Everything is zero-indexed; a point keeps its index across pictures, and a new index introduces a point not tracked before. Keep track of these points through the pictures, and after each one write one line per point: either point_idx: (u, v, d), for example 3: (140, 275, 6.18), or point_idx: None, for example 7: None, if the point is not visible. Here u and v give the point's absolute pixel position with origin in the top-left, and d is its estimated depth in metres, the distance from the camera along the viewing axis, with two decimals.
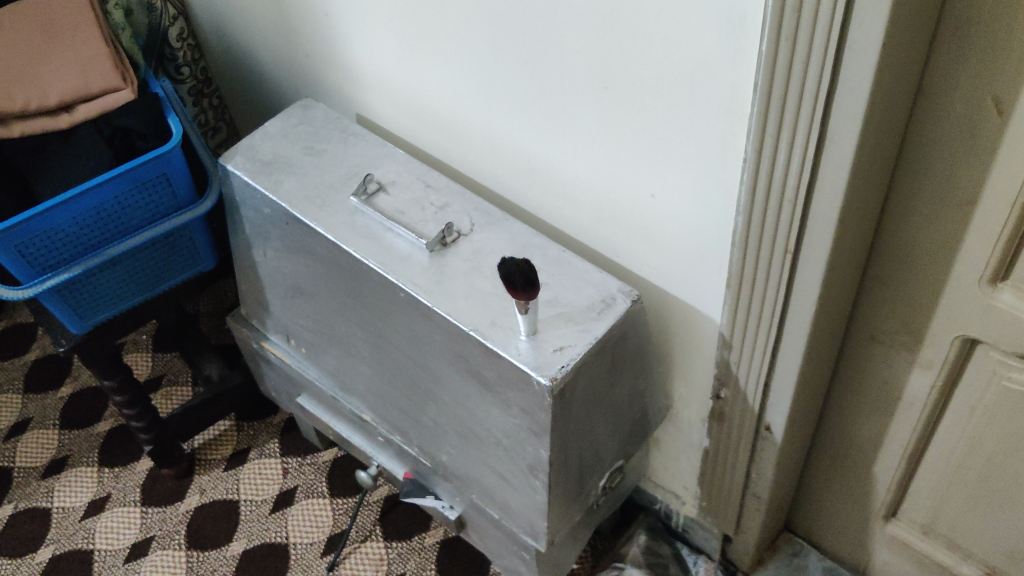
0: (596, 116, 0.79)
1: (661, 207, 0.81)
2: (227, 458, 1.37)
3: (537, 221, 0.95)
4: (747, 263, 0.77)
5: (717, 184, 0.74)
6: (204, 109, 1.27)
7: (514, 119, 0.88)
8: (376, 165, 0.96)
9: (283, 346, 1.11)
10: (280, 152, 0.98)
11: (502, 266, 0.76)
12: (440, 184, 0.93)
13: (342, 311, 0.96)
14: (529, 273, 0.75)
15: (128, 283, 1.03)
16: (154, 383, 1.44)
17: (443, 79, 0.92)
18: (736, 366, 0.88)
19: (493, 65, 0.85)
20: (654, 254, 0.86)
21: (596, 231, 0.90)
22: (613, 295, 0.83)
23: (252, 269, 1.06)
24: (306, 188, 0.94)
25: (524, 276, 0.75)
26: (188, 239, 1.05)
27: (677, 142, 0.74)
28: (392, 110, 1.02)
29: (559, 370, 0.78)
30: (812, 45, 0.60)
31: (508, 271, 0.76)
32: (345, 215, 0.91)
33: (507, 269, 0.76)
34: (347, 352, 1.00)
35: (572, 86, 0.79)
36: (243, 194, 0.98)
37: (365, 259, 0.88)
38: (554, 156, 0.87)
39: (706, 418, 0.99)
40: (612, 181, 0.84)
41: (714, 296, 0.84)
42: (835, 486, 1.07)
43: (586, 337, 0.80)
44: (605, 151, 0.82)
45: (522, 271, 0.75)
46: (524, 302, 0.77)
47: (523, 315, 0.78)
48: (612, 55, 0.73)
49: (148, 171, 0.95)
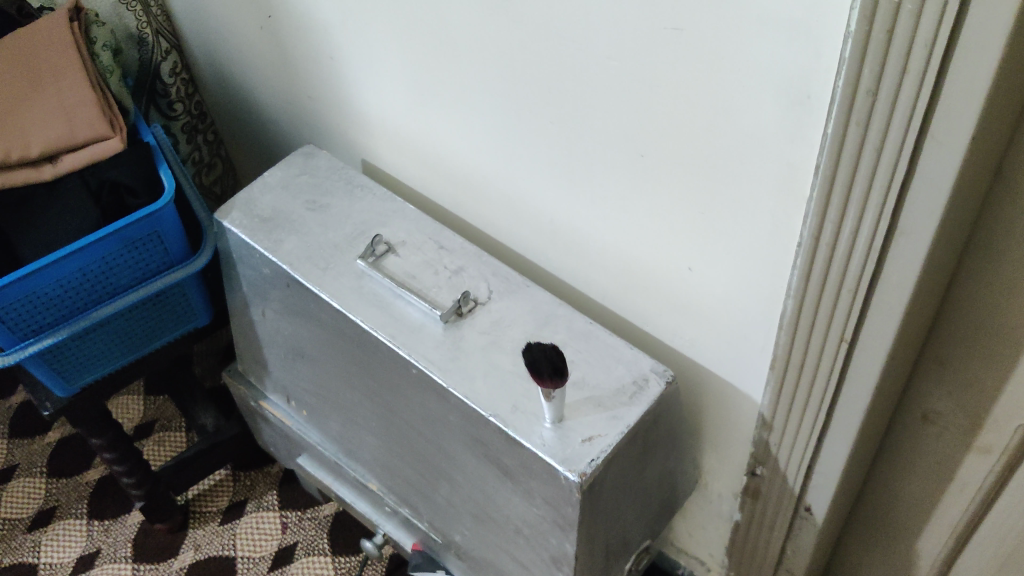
0: (628, 184, 0.72)
1: (700, 281, 0.74)
2: (223, 511, 1.29)
3: (557, 283, 0.88)
4: (796, 347, 0.70)
5: (764, 264, 0.67)
6: (199, 146, 1.19)
7: (534, 178, 0.81)
8: (385, 223, 0.89)
9: (283, 406, 1.05)
10: (281, 207, 0.91)
11: (530, 349, 0.70)
12: (455, 245, 0.86)
13: (348, 379, 0.89)
14: (559, 362, 0.68)
15: (116, 342, 0.96)
16: (146, 429, 1.37)
17: (457, 132, 0.85)
18: (776, 447, 0.81)
19: (513, 121, 0.78)
20: (687, 327, 0.79)
21: (624, 298, 0.83)
22: (645, 375, 0.76)
23: (250, 327, 0.99)
24: (308, 248, 0.87)
25: (551, 364, 0.68)
26: (181, 296, 0.98)
27: (721, 217, 0.67)
28: (400, 159, 0.95)
29: (587, 464, 0.71)
30: (888, 131, 0.53)
31: (536, 356, 0.69)
32: (351, 279, 0.84)
33: (534, 353, 0.69)
34: (352, 420, 0.94)
35: (602, 150, 0.72)
36: (241, 253, 0.91)
37: (374, 330, 0.81)
38: (579, 220, 0.80)
39: (738, 493, 0.92)
40: (643, 250, 0.77)
41: (755, 375, 0.77)
42: (872, 561, 1.01)
43: (618, 426, 0.73)
44: (637, 219, 0.74)
45: (550, 358, 0.68)
46: (550, 390, 0.69)
47: (549, 403, 0.71)
48: (649, 122, 0.66)
49: (138, 230, 0.88)
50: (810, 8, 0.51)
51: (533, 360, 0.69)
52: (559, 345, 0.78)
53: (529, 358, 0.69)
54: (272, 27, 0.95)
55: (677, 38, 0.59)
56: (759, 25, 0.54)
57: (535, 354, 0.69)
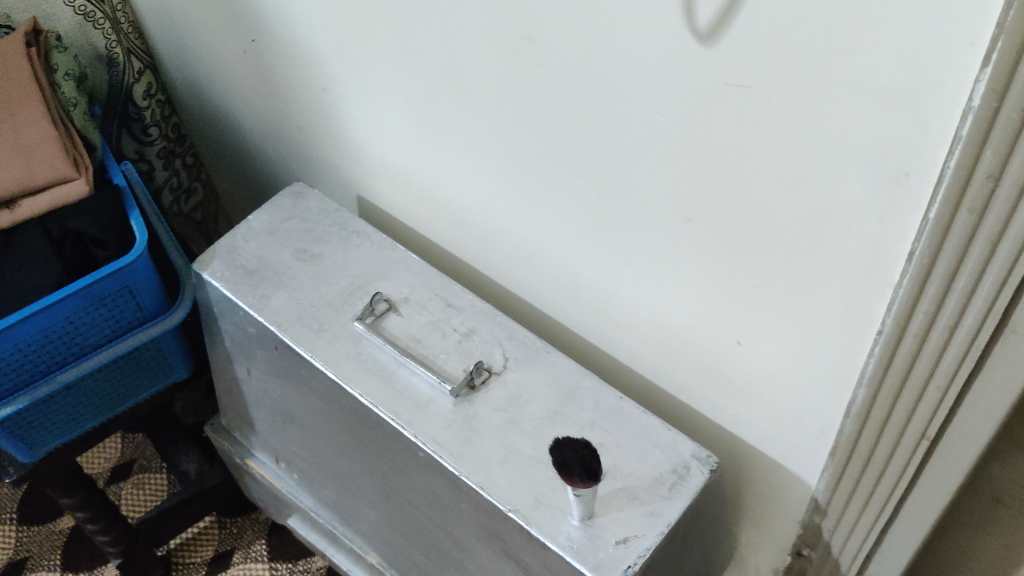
0: (668, 249, 0.63)
1: (749, 358, 0.65)
2: (207, 563, 1.20)
3: (580, 342, 0.79)
4: (864, 439, 0.61)
5: (831, 348, 0.58)
6: (177, 171, 1.09)
7: (557, 232, 0.71)
8: (384, 276, 0.79)
9: (271, 466, 0.95)
10: (268, 256, 0.81)
11: (561, 447, 0.61)
12: (463, 303, 0.77)
13: (343, 450, 0.80)
14: (595, 464, 0.59)
15: (85, 403, 0.86)
16: (124, 470, 1.28)
17: (466, 176, 0.75)
18: (829, 533, 0.72)
19: (531, 171, 0.68)
20: (731, 401, 0.70)
21: (657, 364, 0.73)
22: (686, 463, 0.67)
23: (234, 384, 0.89)
24: (298, 305, 0.77)
25: (585, 467, 0.58)
26: (156, 350, 0.88)
27: (781, 294, 0.58)
28: (402, 199, 0.85)
29: (623, 572, 0.62)
30: (1008, 220, 0.43)
31: (567, 455, 0.60)
32: (347, 343, 0.75)
33: (565, 451, 0.60)
34: (349, 491, 0.84)
35: (638, 211, 0.62)
36: (222, 308, 0.81)
37: (375, 406, 0.71)
38: (608, 280, 0.70)
39: (780, 569, 0.83)
40: (682, 319, 0.67)
41: (809, 459, 0.68)
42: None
43: (657, 525, 0.64)
44: (677, 287, 0.65)
45: (582, 457, 0.59)
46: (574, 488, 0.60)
47: (579, 503, 0.62)
48: (697, 187, 0.56)
49: (107, 287, 0.78)
50: (918, 75, 0.41)
51: (563, 458, 0.60)
52: (586, 424, 0.69)
53: (558, 456, 0.60)
54: (256, 52, 0.85)
55: (742, 97, 0.49)
56: (849, 90, 0.44)
57: (565, 453, 0.60)
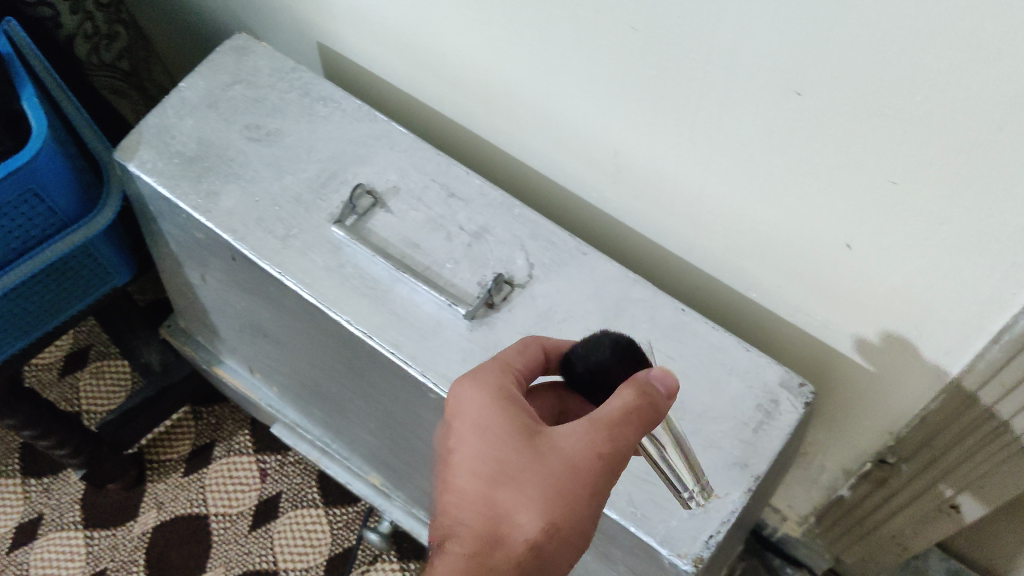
0: (758, 127, 0.46)
1: (861, 264, 0.49)
2: (186, 458, 1.07)
3: (619, 227, 0.63)
4: (1015, 367, 0.47)
5: (992, 264, 0.43)
6: (90, 14, 0.86)
7: (595, 102, 0.54)
8: (364, 160, 0.62)
9: (244, 374, 0.80)
10: (211, 138, 0.62)
11: (575, 360, 0.44)
12: (471, 192, 0.60)
13: (332, 375, 0.65)
14: (643, 359, 0.44)
15: (6, 329, 0.69)
16: (78, 359, 1.13)
17: (465, 26, 0.57)
18: (930, 452, 0.59)
19: (561, 25, 0.50)
20: (822, 308, 0.55)
21: (721, 259, 0.58)
22: (773, 394, 0.53)
23: (188, 291, 0.72)
24: (256, 205, 0.59)
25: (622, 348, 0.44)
26: (87, 257, 0.71)
27: (929, 193, 0.42)
28: (379, 50, 0.66)
29: (704, 545, 0.48)
30: None
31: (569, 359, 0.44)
32: (324, 254, 0.57)
33: (581, 356, 0.43)
34: (342, 412, 0.70)
35: (719, 80, 0.45)
36: (160, 207, 0.63)
37: (368, 337, 0.55)
38: (663, 164, 0.54)
39: (853, 472, 0.71)
40: (766, 214, 0.51)
41: (922, 379, 0.54)
42: (997, 541, 0.81)
43: (743, 481, 0.50)
44: (762, 176, 0.49)
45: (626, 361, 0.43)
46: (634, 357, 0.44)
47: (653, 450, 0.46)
48: (822, 48, 0.39)
49: (5, 193, 0.60)
50: None
51: (593, 372, 0.43)
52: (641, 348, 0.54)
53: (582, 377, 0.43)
54: None
55: None
56: None
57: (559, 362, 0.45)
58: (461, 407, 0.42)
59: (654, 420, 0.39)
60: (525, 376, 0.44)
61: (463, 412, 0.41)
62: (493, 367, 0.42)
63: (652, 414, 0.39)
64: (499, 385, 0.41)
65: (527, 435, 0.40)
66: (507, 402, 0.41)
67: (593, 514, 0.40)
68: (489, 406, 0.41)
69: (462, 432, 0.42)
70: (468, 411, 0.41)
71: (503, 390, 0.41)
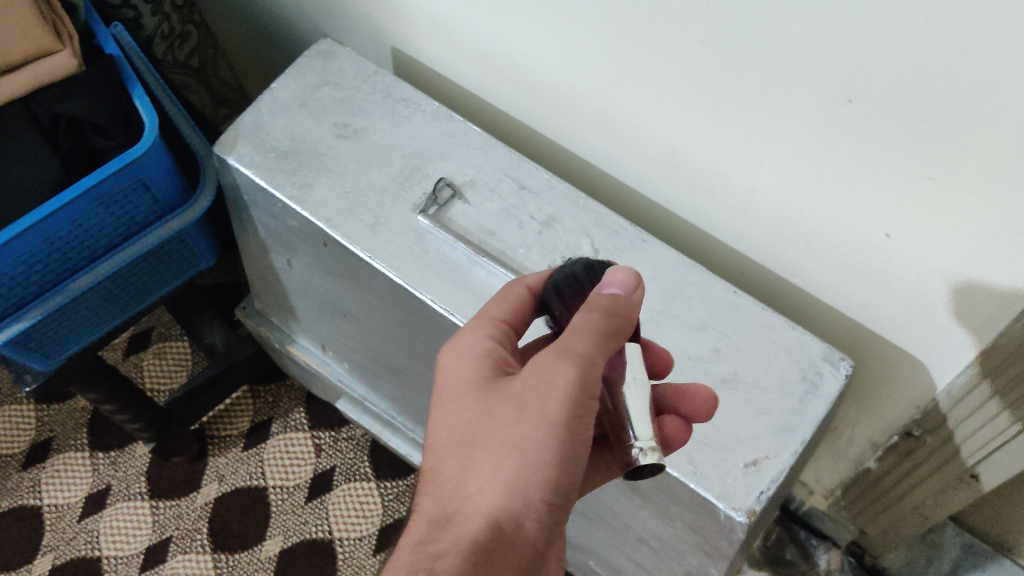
0: (811, 129, 0.52)
1: (898, 251, 0.56)
2: (245, 434, 1.14)
3: (673, 218, 0.70)
4: None
5: (1015, 254, 0.49)
6: (167, 15, 0.92)
7: (659, 106, 0.60)
8: (443, 155, 0.68)
9: (317, 352, 0.86)
10: (303, 134, 0.69)
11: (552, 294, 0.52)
12: (540, 184, 0.67)
13: (408, 352, 0.72)
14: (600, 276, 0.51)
15: (105, 306, 0.76)
16: (142, 340, 1.19)
17: (539, 36, 0.63)
18: (953, 425, 0.65)
19: (631, 36, 0.56)
20: (860, 291, 0.61)
21: (768, 248, 0.64)
22: (817, 367, 0.59)
23: (270, 274, 0.79)
24: (346, 196, 0.66)
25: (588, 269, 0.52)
26: (179, 242, 0.78)
27: (965, 190, 0.48)
28: (452, 54, 0.72)
29: (756, 500, 0.55)
30: None
31: (545, 290, 0.52)
32: (410, 240, 0.64)
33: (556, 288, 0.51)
34: (412, 386, 0.77)
35: (778, 88, 0.51)
36: (255, 197, 0.69)
37: (451, 314, 0.61)
38: (719, 161, 0.60)
39: (881, 445, 0.77)
40: (814, 207, 0.58)
41: (948, 356, 0.60)
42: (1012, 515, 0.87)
43: (790, 444, 0.56)
44: (813, 173, 0.55)
45: (595, 274, 0.51)
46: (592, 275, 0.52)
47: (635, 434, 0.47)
48: (874, 62, 0.45)
49: (118, 183, 0.67)
50: None
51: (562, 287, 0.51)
52: (698, 325, 0.61)
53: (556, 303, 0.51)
54: None
55: None
56: None
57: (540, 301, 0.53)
58: (447, 375, 0.50)
59: (602, 342, 0.46)
60: (512, 325, 0.52)
61: (447, 380, 0.50)
62: (472, 332, 0.51)
63: (598, 336, 0.46)
64: (475, 346, 0.50)
65: (488, 396, 0.48)
66: (472, 363, 0.49)
67: (553, 456, 0.45)
68: (457, 376, 0.49)
69: (446, 398, 0.50)
70: (447, 384, 0.50)
71: (476, 352, 0.50)
